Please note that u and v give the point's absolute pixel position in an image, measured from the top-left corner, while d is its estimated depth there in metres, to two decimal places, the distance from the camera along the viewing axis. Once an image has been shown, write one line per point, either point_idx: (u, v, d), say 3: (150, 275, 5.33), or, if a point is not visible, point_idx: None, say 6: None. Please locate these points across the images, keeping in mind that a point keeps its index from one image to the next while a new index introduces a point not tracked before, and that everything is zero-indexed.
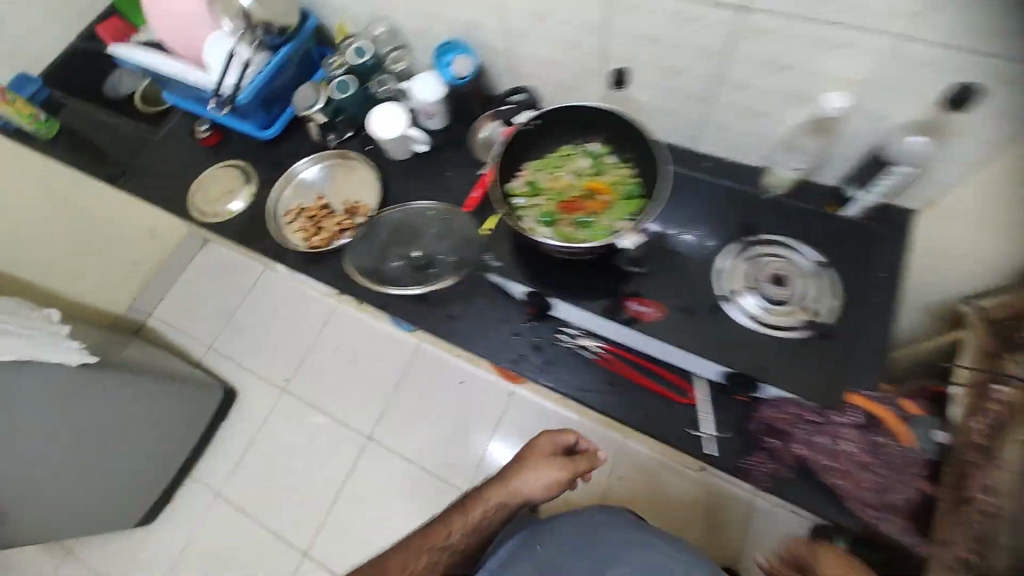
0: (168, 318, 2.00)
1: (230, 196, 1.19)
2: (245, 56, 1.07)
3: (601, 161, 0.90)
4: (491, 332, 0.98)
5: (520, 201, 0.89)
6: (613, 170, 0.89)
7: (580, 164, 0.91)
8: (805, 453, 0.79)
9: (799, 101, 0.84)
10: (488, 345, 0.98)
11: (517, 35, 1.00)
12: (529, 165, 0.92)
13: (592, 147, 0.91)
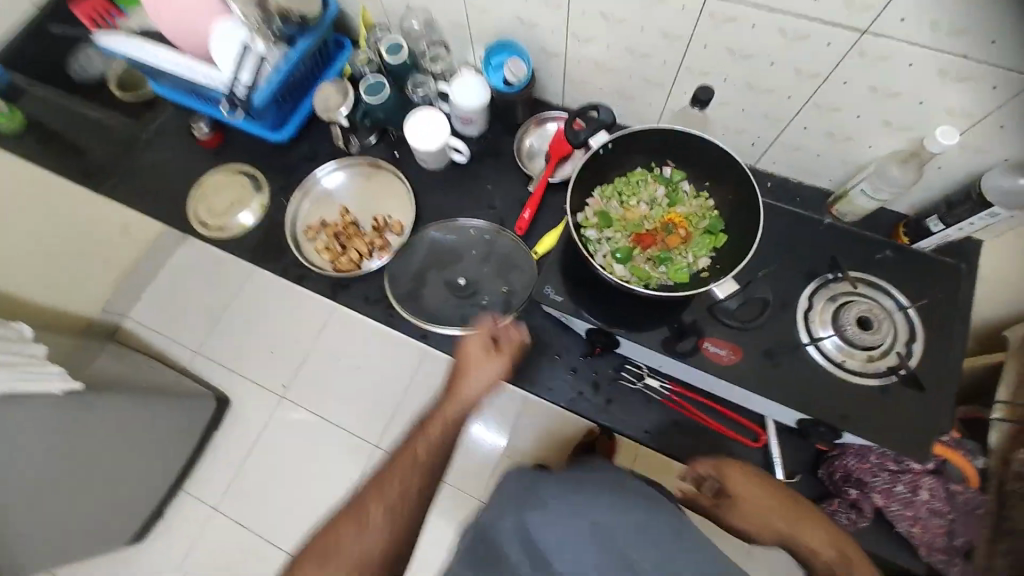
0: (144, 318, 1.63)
1: (241, 205, 1.07)
2: (261, 50, 0.95)
3: (680, 188, 0.83)
4: (541, 365, 0.91)
5: (591, 233, 0.81)
6: (693, 200, 0.82)
7: (657, 190, 0.84)
8: (883, 503, 0.77)
9: (888, 128, 0.79)
10: (538, 379, 0.90)
11: (582, 39, 0.92)
12: (598, 191, 0.84)
13: (669, 170, 0.83)
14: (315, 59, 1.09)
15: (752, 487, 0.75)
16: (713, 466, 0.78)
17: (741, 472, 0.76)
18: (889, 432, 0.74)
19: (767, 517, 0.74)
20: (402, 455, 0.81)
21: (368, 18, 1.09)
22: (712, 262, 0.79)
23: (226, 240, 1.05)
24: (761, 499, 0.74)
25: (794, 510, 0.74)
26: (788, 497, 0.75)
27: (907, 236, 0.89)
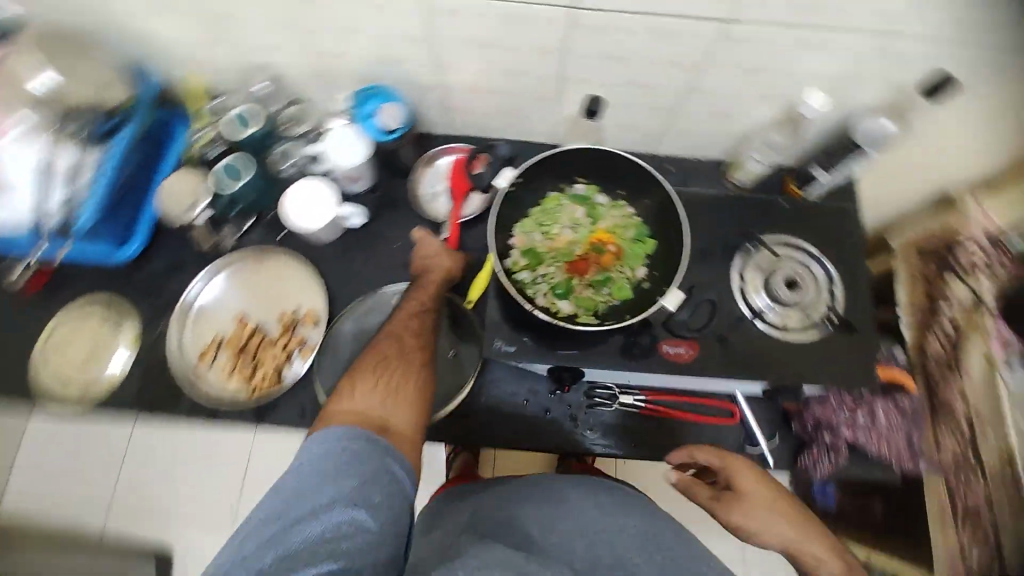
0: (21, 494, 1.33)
1: (105, 352, 0.90)
2: (66, 164, 0.85)
3: (599, 204, 0.82)
4: (510, 415, 0.87)
5: (523, 275, 0.78)
6: (615, 213, 0.82)
7: (576, 211, 0.82)
8: (852, 437, 0.83)
9: (758, 97, 0.83)
10: (511, 430, 0.87)
11: (452, 68, 0.84)
12: (518, 228, 0.82)
13: (583, 188, 0.82)
14: (144, 150, 0.93)
15: (755, 480, 0.72)
16: (716, 458, 0.76)
17: (751, 475, 0.73)
18: (842, 376, 0.78)
19: (775, 519, 0.69)
20: (392, 336, 0.74)
21: (196, 85, 0.92)
22: (648, 268, 0.79)
23: (106, 398, 0.88)
24: (765, 498, 0.71)
25: (795, 514, 0.69)
26: (790, 497, 0.72)
27: (797, 186, 0.94)
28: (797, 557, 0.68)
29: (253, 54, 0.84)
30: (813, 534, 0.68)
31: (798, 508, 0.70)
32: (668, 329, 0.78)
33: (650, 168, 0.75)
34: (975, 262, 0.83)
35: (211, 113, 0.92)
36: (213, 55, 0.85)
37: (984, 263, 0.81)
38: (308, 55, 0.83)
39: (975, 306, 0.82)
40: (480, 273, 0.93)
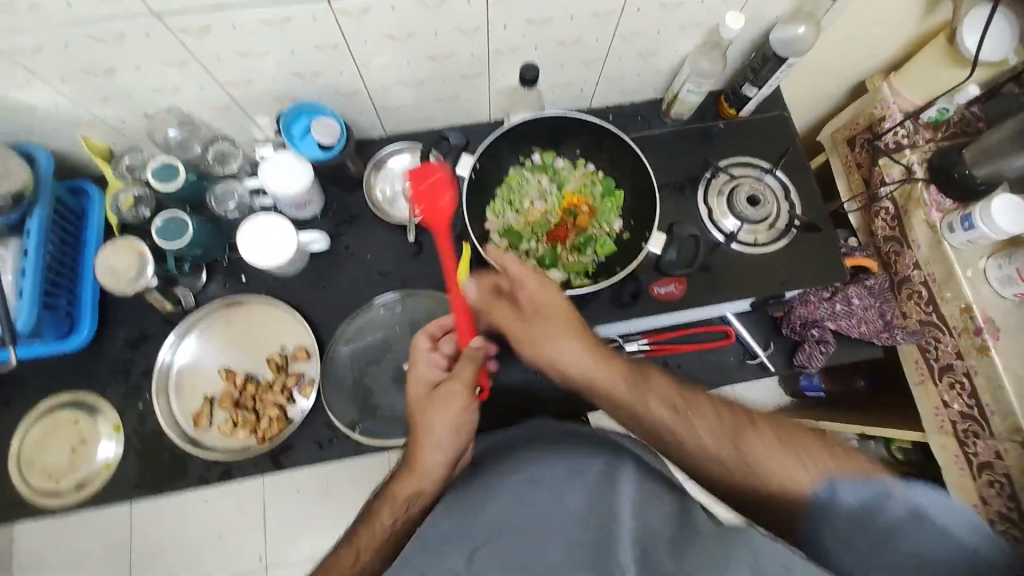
0: None
1: (88, 442, 0.84)
2: None
3: (562, 169, 0.86)
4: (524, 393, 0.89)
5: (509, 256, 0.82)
6: (579, 174, 0.86)
7: (543, 181, 0.86)
8: (836, 325, 0.90)
9: (681, 29, 0.84)
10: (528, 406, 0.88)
11: (373, 69, 0.79)
12: (492, 215, 0.85)
13: (543, 157, 0.86)
14: (61, 232, 0.84)
15: (555, 327, 0.62)
16: (519, 301, 0.66)
17: (547, 281, 0.66)
18: (816, 271, 0.85)
19: (685, 422, 0.58)
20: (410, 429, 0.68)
21: (97, 145, 0.83)
22: (627, 220, 0.85)
23: (102, 492, 0.82)
24: (593, 353, 0.62)
25: (764, 431, 0.58)
26: (590, 335, 0.63)
27: (733, 107, 0.98)
28: (709, 449, 0.57)
29: (152, 102, 0.76)
30: (663, 392, 0.60)
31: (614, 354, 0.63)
32: (656, 271, 0.82)
33: (594, 120, 0.77)
34: (899, 139, 0.96)
35: (127, 173, 0.85)
36: (106, 112, 0.76)
37: (907, 139, 0.95)
38: (216, 90, 0.76)
39: (906, 178, 0.95)
40: None
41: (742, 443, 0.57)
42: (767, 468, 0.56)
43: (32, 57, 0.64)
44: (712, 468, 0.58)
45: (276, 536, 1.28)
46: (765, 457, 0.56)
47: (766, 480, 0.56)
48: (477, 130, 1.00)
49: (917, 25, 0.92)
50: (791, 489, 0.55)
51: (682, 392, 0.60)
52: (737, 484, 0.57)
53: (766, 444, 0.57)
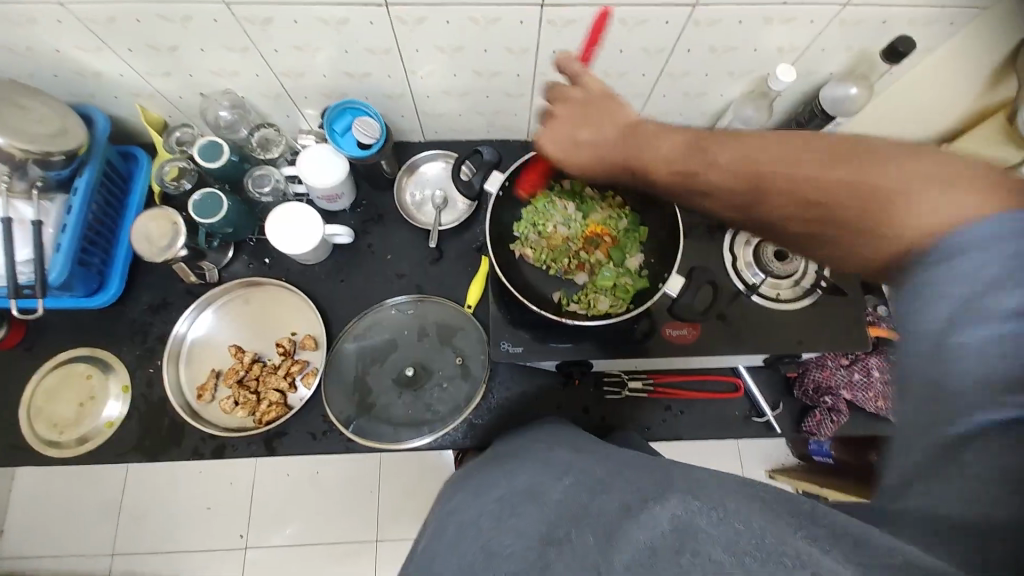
0: (15, 552, 1.25)
1: (97, 398, 0.87)
2: (30, 215, 0.79)
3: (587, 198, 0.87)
4: (520, 415, 0.88)
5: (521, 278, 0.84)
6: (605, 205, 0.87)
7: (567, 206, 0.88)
8: (851, 396, 0.86)
9: (731, 75, 0.84)
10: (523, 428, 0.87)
11: (420, 77, 0.81)
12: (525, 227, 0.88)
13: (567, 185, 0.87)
14: (106, 192, 0.88)
15: (593, 128, 0.57)
16: (556, 111, 0.60)
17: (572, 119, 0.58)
18: (838, 337, 0.81)
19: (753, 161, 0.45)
20: None
21: (153, 117, 0.87)
22: (646, 258, 0.84)
23: (101, 447, 0.85)
24: (617, 125, 0.56)
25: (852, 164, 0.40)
26: (631, 125, 0.55)
27: None
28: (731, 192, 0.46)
29: (209, 83, 0.80)
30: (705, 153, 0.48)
31: (662, 134, 0.53)
32: (669, 313, 0.81)
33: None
34: None
35: (175, 146, 0.89)
36: (167, 87, 0.81)
37: None
38: (270, 78, 0.80)
39: None
40: (476, 277, 0.93)
41: (739, 160, 0.46)
42: (831, 187, 0.40)
43: (106, 30, 0.68)
44: (773, 228, 0.45)
45: (263, 512, 1.30)
46: (824, 173, 0.40)
47: (821, 228, 0.41)
48: (513, 147, 1.02)
49: (974, 100, 0.88)
50: (891, 218, 0.37)
51: (736, 143, 0.47)
52: (780, 232, 0.44)
53: (813, 162, 0.41)
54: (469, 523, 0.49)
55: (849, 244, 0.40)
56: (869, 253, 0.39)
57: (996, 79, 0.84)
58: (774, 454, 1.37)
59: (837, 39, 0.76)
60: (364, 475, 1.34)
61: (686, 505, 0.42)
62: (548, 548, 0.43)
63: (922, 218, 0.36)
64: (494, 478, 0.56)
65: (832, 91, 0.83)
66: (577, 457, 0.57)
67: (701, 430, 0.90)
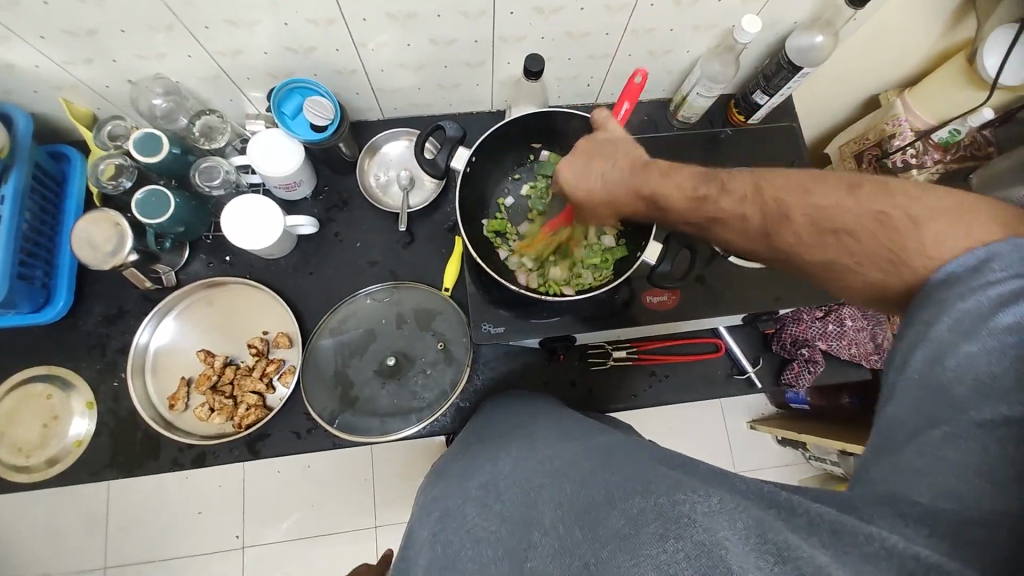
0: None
1: (60, 418, 0.83)
2: None
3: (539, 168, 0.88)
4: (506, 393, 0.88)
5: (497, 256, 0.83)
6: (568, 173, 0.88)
7: (523, 180, 0.89)
8: (827, 345, 0.88)
9: (697, 29, 0.81)
10: None
11: (371, 48, 0.76)
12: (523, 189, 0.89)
13: (519, 161, 0.88)
14: (39, 199, 0.81)
15: (608, 163, 0.62)
16: (579, 146, 0.65)
17: (595, 151, 0.64)
18: (814, 289, 0.82)
19: (793, 197, 0.50)
20: None
21: (81, 111, 0.80)
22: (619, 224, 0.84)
23: (73, 469, 0.81)
24: (628, 160, 0.61)
25: (861, 206, 0.47)
26: (635, 159, 0.60)
27: (742, 114, 0.95)
28: (778, 213, 0.51)
29: (137, 68, 0.73)
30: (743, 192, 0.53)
31: (677, 168, 0.58)
32: (648, 280, 0.80)
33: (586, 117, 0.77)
34: (908, 158, 0.92)
35: (108, 141, 0.82)
36: (89, 76, 0.73)
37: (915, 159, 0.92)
38: (205, 60, 0.73)
39: None
40: (450, 258, 0.90)
41: (757, 196, 0.52)
42: (853, 224, 0.47)
43: (6, 14, 0.60)
44: (794, 257, 0.51)
45: (255, 509, 1.29)
46: (846, 208, 0.47)
47: (845, 262, 0.48)
48: (478, 119, 0.97)
49: (935, 40, 0.88)
50: (912, 257, 0.44)
51: (757, 179, 0.52)
52: (798, 261, 0.51)
53: (832, 195, 0.48)
54: (453, 508, 0.48)
55: (867, 275, 0.47)
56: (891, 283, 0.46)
57: (956, 16, 0.84)
58: (754, 404, 1.42)
59: None
60: (355, 464, 1.33)
61: (671, 496, 0.42)
62: (528, 529, 0.44)
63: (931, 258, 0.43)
64: (478, 462, 0.55)
65: (799, 40, 0.81)
66: (560, 440, 0.57)
67: (684, 391, 0.91)
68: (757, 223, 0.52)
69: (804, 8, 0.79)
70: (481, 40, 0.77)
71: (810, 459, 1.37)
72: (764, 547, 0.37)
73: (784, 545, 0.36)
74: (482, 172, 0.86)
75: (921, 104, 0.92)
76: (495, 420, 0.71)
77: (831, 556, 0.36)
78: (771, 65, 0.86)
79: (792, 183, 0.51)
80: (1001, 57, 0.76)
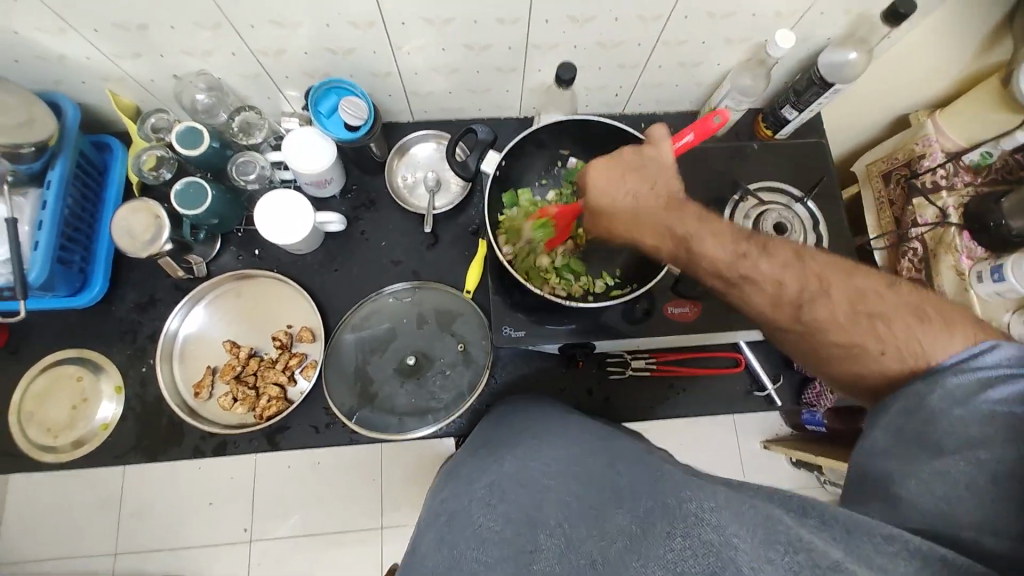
0: (14, 556, 1.23)
1: (89, 401, 0.85)
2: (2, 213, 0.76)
3: (565, 176, 0.89)
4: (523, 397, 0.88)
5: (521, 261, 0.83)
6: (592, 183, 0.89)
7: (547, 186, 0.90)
8: None
9: (729, 43, 0.81)
10: None
11: (407, 52, 0.77)
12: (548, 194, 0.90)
13: (546, 168, 0.89)
14: (81, 185, 0.84)
15: (645, 187, 0.61)
16: (619, 155, 0.63)
17: (648, 172, 0.62)
18: None
19: (838, 276, 0.51)
20: None
21: (125, 103, 0.83)
22: None
23: (99, 452, 0.82)
24: (664, 192, 0.60)
25: (897, 297, 0.50)
26: (671, 195, 0.60)
27: (770, 128, 0.95)
28: (812, 287, 0.51)
29: (183, 64, 0.75)
30: (782, 257, 0.53)
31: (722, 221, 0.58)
32: (672, 291, 0.80)
33: (616, 126, 0.78)
34: (937, 179, 0.91)
35: (151, 133, 0.84)
36: (137, 70, 0.76)
37: (946, 180, 0.91)
38: (248, 58, 0.75)
39: (940, 220, 0.90)
40: (473, 261, 0.91)
41: (799, 267, 0.52)
42: (886, 306, 0.49)
43: (67, 8, 0.63)
44: (820, 332, 0.51)
45: (265, 503, 1.30)
46: (880, 296, 0.50)
47: (865, 346, 0.49)
48: (506, 125, 0.99)
49: (968, 63, 0.88)
50: (927, 352, 0.47)
51: (800, 253, 0.54)
52: (819, 341, 0.52)
53: (872, 282, 0.51)
54: (459, 510, 0.49)
55: (879, 363, 0.49)
56: (898, 373, 0.48)
57: (990, 42, 0.83)
58: (768, 423, 1.40)
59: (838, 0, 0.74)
60: (364, 463, 1.33)
61: (678, 494, 0.42)
62: (535, 530, 0.44)
63: (938, 350, 0.46)
64: (493, 462, 0.55)
65: (831, 56, 0.81)
66: (575, 442, 0.57)
67: (703, 405, 0.91)
68: (791, 292, 0.52)
69: (838, 24, 0.79)
70: (515, 47, 0.79)
71: (824, 482, 1.34)
72: (774, 540, 0.37)
73: (794, 540, 0.36)
74: (509, 177, 0.87)
75: (953, 124, 0.91)
76: (509, 420, 0.71)
77: (852, 561, 0.34)
78: (801, 80, 0.86)
79: (834, 262, 0.53)
80: None
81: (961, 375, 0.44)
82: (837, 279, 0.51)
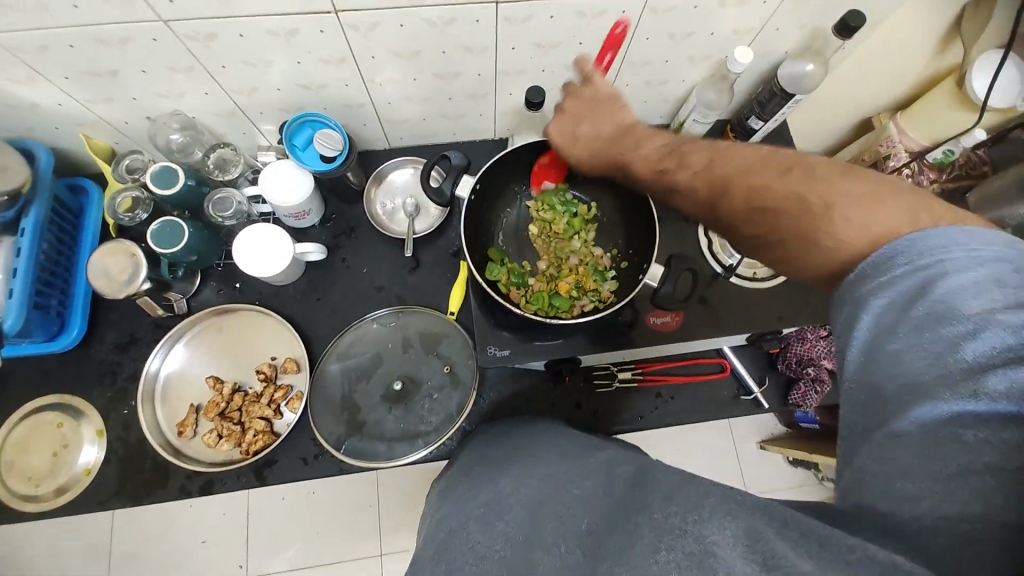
0: None
1: (70, 447, 0.83)
2: None
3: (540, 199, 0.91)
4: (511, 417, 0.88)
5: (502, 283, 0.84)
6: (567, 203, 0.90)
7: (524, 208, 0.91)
8: (833, 364, 0.88)
9: (692, 60, 0.84)
10: None
11: (378, 83, 0.79)
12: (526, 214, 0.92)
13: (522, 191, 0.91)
14: (56, 230, 0.84)
15: (594, 126, 0.62)
16: (567, 104, 0.64)
17: (601, 100, 0.62)
18: (816, 309, 0.82)
19: (760, 168, 0.48)
20: None
21: (100, 146, 0.83)
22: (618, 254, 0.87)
23: (80, 498, 0.81)
24: (612, 125, 0.61)
25: (813, 177, 0.44)
26: (626, 125, 0.61)
27: (738, 138, 0.98)
28: (726, 182, 0.49)
29: (155, 106, 0.76)
30: (701, 152, 0.53)
31: (650, 138, 0.59)
32: (651, 302, 0.81)
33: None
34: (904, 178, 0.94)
35: (126, 174, 0.85)
36: (109, 113, 0.76)
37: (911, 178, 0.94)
38: (221, 97, 0.76)
39: None
40: (455, 282, 0.92)
41: (708, 170, 0.51)
42: (782, 200, 0.45)
43: (34, 59, 0.63)
44: (734, 226, 0.49)
45: (258, 537, 1.27)
46: (774, 187, 0.46)
47: (770, 237, 0.46)
48: (482, 147, 1.00)
49: (922, 67, 0.91)
50: (823, 234, 0.42)
51: (714, 155, 0.52)
52: (736, 238, 0.50)
53: (772, 174, 0.46)
54: (444, 539, 0.49)
55: (783, 260, 0.46)
56: (813, 266, 0.43)
57: (942, 45, 0.86)
58: (761, 424, 1.41)
59: (791, 17, 0.77)
60: (359, 490, 1.32)
61: (667, 509, 0.42)
62: (531, 546, 0.44)
63: (851, 231, 0.41)
64: (477, 486, 0.55)
65: (790, 68, 0.84)
66: (561, 458, 0.57)
67: (694, 413, 0.91)
68: (702, 184, 0.51)
69: (794, 38, 0.82)
70: (484, 75, 0.81)
71: (822, 479, 1.35)
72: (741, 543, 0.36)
73: None
74: (487, 199, 0.88)
75: (916, 125, 0.93)
76: (496, 442, 0.71)
77: None
78: (763, 92, 0.89)
79: (753, 155, 0.50)
80: (988, 80, 0.78)
81: (940, 281, 0.36)
82: (760, 167, 0.48)
